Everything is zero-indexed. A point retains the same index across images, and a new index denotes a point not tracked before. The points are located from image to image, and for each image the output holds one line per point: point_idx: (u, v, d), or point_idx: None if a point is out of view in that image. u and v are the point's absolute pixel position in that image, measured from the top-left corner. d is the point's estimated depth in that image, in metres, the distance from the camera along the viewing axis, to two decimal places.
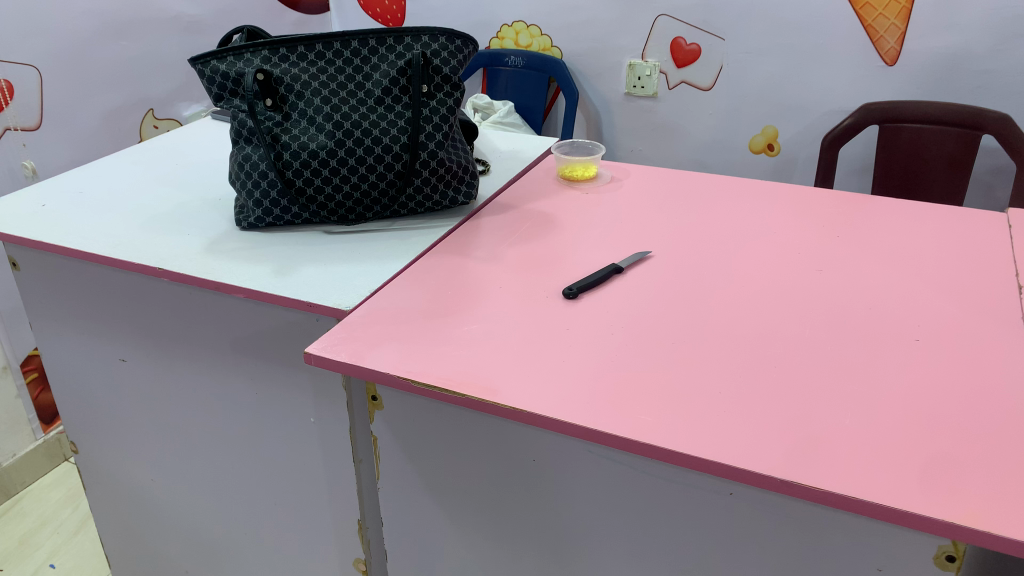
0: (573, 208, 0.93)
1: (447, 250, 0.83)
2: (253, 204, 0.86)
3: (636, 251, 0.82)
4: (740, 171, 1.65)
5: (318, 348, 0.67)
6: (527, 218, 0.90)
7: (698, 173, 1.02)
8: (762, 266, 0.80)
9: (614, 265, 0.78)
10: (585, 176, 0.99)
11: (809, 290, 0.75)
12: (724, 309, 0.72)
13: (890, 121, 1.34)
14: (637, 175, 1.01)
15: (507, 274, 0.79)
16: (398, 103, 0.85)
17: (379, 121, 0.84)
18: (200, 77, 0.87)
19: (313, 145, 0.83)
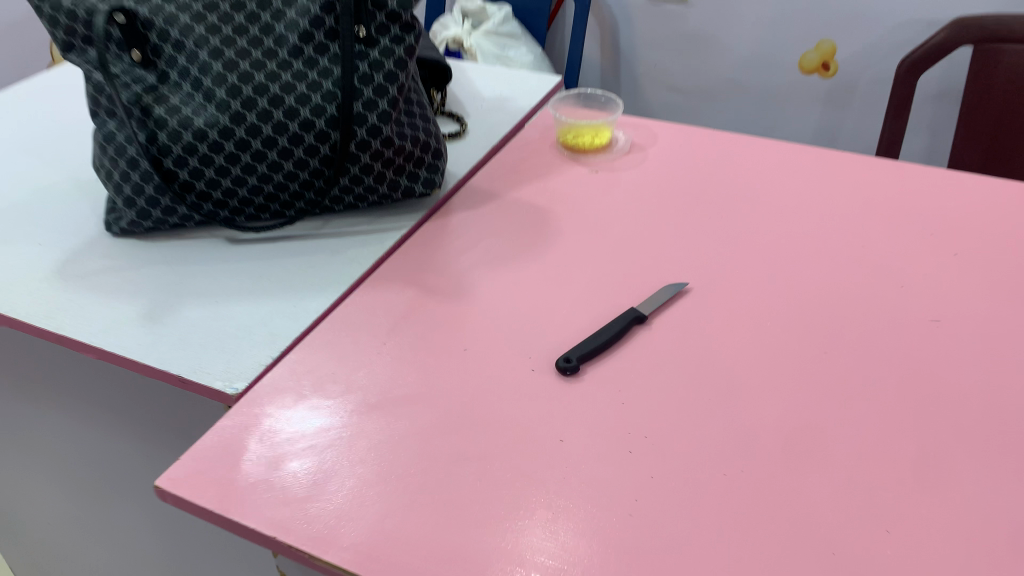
0: (576, 197, 0.67)
1: (394, 275, 0.59)
2: (123, 202, 0.61)
3: (665, 277, 0.57)
4: (785, 94, 1.37)
5: (179, 480, 0.44)
6: (511, 215, 0.65)
7: (750, 135, 0.75)
8: (848, 301, 0.55)
9: (632, 312, 0.53)
10: (596, 144, 0.73)
11: (923, 352, 0.50)
12: (796, 391, 0.48)
13: (991, 40, 1.04)
14: (665, 139, 0.74)
15: (476, 323, 0.54)
16: (324, 56, 0.58)
17: (294, 82, 0.58)
18: (41, 16, 0.59)
19: (200, 121, 0.57)
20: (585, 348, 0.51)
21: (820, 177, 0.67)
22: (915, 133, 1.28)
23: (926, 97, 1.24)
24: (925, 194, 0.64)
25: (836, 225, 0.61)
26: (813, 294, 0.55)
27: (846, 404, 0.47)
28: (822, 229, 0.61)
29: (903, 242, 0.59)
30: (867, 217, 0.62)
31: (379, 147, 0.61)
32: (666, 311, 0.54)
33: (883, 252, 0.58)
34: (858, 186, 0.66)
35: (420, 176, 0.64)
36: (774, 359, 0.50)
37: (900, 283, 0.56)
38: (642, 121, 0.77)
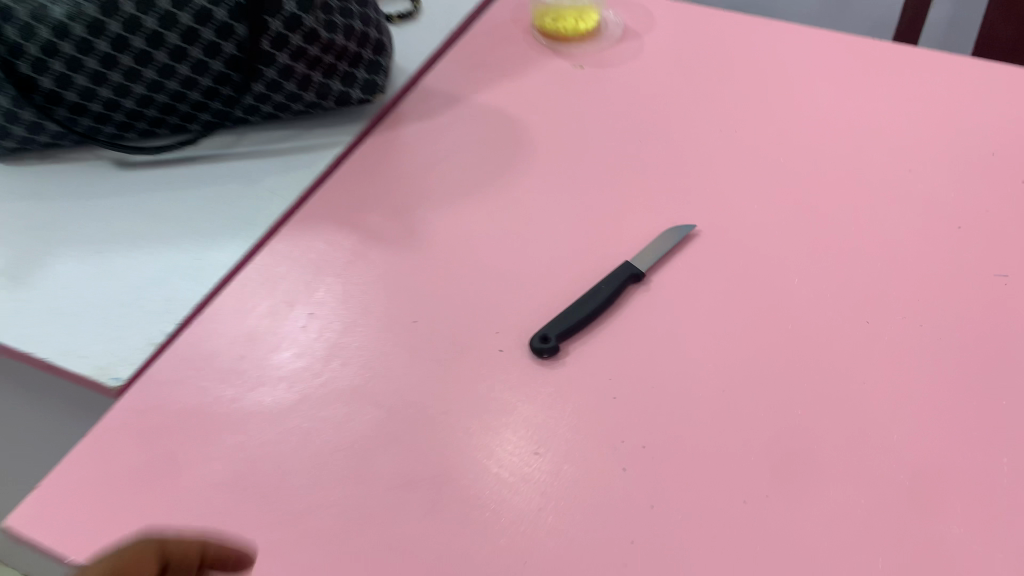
0: (556, 103, 0.54)
1: (330, 212, 0.46)
2: None
3: (665, 216, 0.46)
4: None
5: (37, 518, 0.34)
6: (475, 128, 0.52)
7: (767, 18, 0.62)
8: (895, 252, 0.44)
9: (628, 271, 0.42)
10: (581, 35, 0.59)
11: (990, 323, 0.40)
12: (837, 379, 0.38)
13: None
14: (664, 23, 0.60)
15: (431, 284, 0.42)
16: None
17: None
18: None
19: (59, 12, 0.43)
20: (565, 320, 0.40)
21: (857, 76, 0.54)
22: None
23: None
24: (985, 101, 0.52)
25: (878, 145, 0.50)
26: (852, 240, 0.44)
27: (897, 400, 0.37)
28: (859, 149, 0.49)
29: (960, 171, 0.48)
30: (917, 135, 0.50)
31: (302, 43, 0.47)
32: (669, 265, 0.43)
33: (937, 183, 0.47)
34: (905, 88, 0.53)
35: (358, 79, 0.50)
36: (805, 334, 0.40)
37: (956, 226, 0.45)
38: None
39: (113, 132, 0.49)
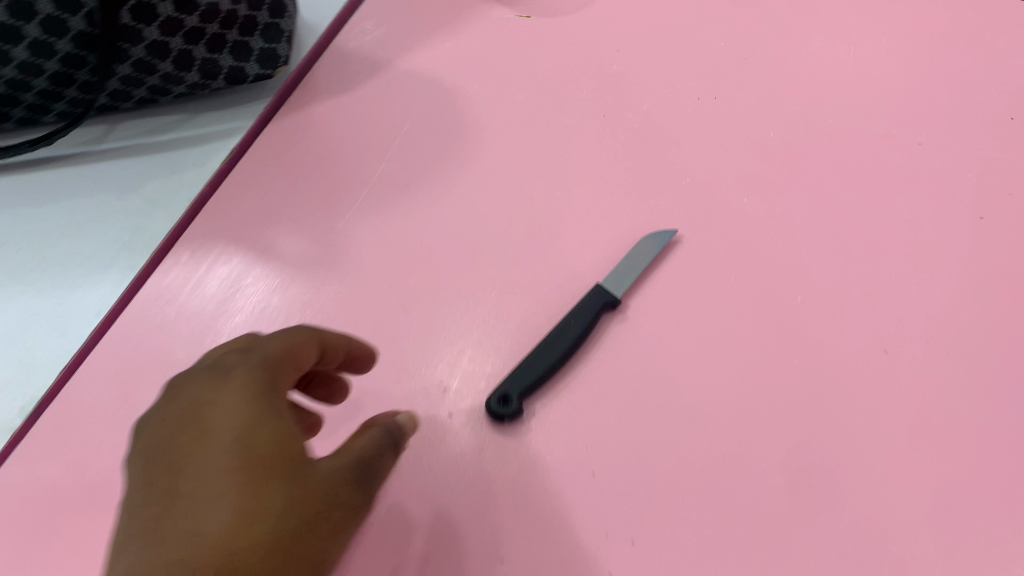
0: (500, 64, 0.44)
1: (230, 236, 0.38)
2: None
3: (642, 216, 0.38)
4: None
5: None
6: (401, 101, 0.43)
7: None
8: (909, 251, 0.37)
9: (603, 299, 0.35)
10: None
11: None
12: (855, 425, 0.32)
13: None
14: None
15: (360, 331, 0.35)
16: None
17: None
18: None
19: None
20: (525, 370, 0.33)
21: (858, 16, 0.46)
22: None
23: None
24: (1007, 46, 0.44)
25: (885, 106, 0.42)
26: (859, 239, 0.38)
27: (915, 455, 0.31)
28: (864, 117, 0.42)
29: (981, 141, 0.41)
30: (929, 92, 0.42)
31: (173, 13, 0.37)
32: (649, 285, 0.36)
33: (954, 159, 0.40)
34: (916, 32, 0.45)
35: (253, 53, 0.40)
36: (815, 367, 0.33)
37: (978, 215, 0.38)
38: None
39: None
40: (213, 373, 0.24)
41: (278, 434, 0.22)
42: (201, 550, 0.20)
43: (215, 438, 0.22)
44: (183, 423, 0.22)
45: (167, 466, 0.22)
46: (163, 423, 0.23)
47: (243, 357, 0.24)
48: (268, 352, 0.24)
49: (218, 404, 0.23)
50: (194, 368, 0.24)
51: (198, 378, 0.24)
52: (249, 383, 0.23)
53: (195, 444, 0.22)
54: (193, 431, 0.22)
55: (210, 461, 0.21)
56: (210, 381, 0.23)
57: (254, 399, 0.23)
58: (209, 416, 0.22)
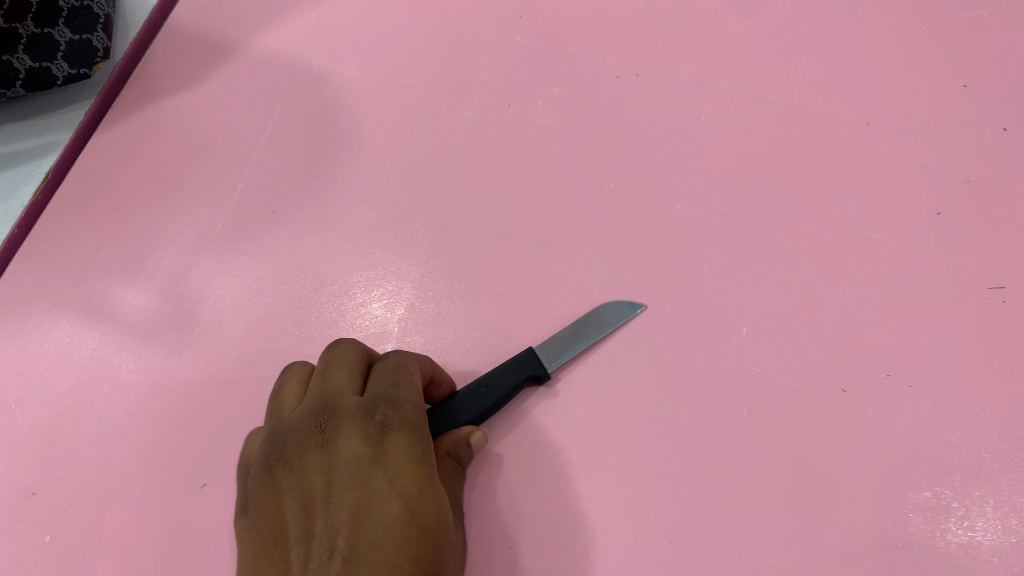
0: (377, 41, 0.36)
1: (54, 298, 0.31)
2: None
3: (572, 220, 0.33)
4: None
5: None
6: (258, 100, 0.35)
7: None
8: (886, 233, 0.31)
9: (528, 374, 0.28)
10: None
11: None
12: (828, 469, 0.28)
13: None
14: None
15: (224, 411, 0.29)
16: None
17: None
18: None
19: None
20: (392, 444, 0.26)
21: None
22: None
23: None
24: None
25: (845, 49, 0.35)
26: (824, 228, 0.32)
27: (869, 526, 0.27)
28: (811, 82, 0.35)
29: (964, 78, 0.34)
30: (900, 20, 0.36)
31: None
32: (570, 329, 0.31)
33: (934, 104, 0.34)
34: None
35: (59, 46, 0.32)
36: (777, 404, 0.29)
37: (966, 177, 0.32)
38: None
39: None
40: (370, 425, 0.22)
41: (437, 503, 0.21)
42: None
43: (375, 499, 0.21)
44: (336, 475, 0.22)
45: (327, 521, 0.21)
46: (310, 475, 0.22)
47: (397, 409, 0.23)
48: (416, 410, 0.23)
49: (378, 463, 0.22)
50: (335, 404, 0.23)
51: (346, 425, 0.23)
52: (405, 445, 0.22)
53: (354, 504, 0.21)
54: (352, 484, 0.21)
55: (381, 526, 0.20)
56: (364, 434, 0.22)
57: (416, 466, 0.22)
58: (368, 473, 0.21)
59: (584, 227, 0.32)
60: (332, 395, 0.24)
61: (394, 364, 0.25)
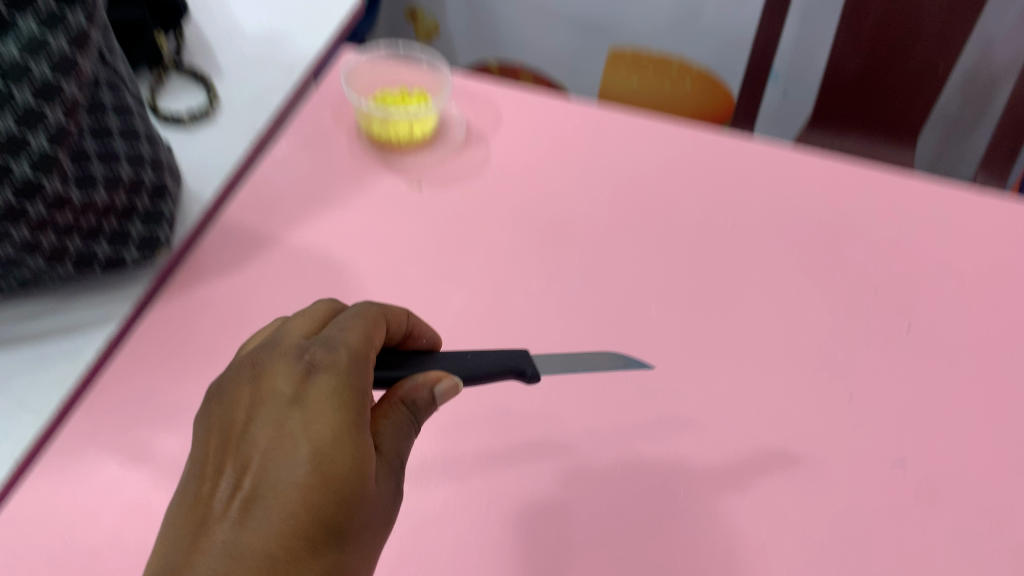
0: (390, 241, 0.45)
1: (106, 443, 0.37)
2: None
3: (528, 396, 0.41)
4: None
5: None
6: (289, 279, 0.43)
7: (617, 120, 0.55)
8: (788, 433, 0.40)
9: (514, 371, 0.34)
10: (412, 135, 0.52)
11: (890, 517, 0.38)
12: None
13: None
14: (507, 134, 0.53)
15: None
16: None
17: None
18: None
19: None
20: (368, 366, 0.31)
21: (723, 201, 0.50)
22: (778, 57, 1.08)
23: None
24: (853, 223, 0.50)
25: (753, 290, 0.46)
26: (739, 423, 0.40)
27: None
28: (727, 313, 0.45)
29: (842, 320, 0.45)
30: (795, 273, 0.47)
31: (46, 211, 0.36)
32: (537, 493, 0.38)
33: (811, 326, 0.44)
34: (770, 206, 0.50)
35: (132, 236, 0.41)
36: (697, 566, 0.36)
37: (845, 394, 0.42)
38: (480, 83, 0.56)
39: None
40: (300, 371, 0.27)
41: (349, 454, 0.26)
42: (254, 561, 0.23)
43: (291, 441, 0.25)
44: (262, 413, 0.26)
45: (248, 449, 0.26)
46: (246, 407, 0.27)
47: (333, 358, 0.28)
48: (349, 357, 0.28)
49: (301, 405, 0.26)
50: (278, 349, 0.28)
51: (278, 369, 0.27)
52: (330, 390, 0.27)
53: (269, 442, 0.25)
54: (270, 422, 0.26)
55: (291, 458, 0.25)
56: (294, 380, 0.27)
57: (333, 410, 0.26)
58: (286, 412, 0.26)
59: (538, 401, 0.41)
60: (278, 342, 0.29)
61: (342, 323, 0.29)
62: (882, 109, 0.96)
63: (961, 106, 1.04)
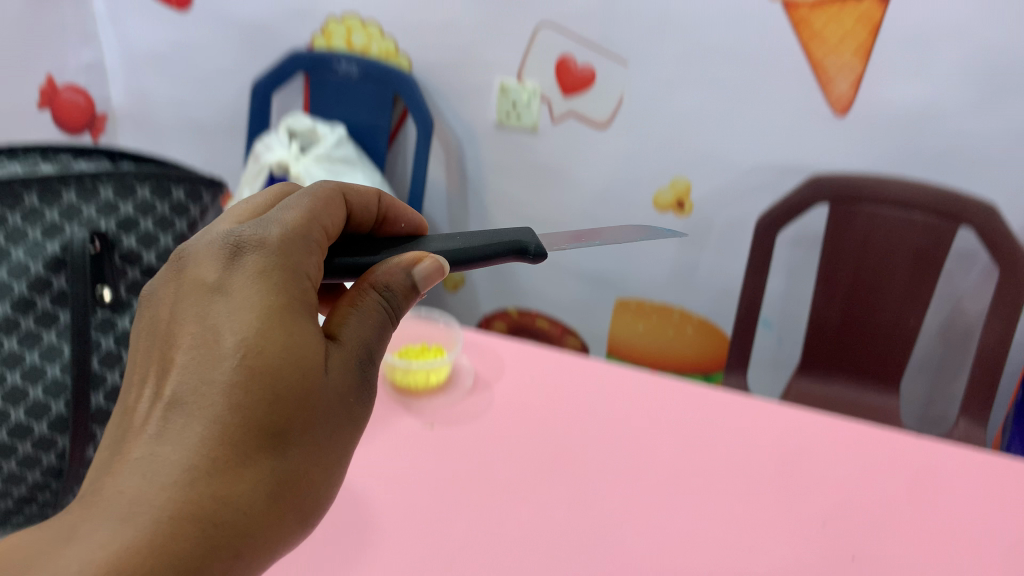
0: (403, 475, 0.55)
1: None
2: None
3: None
4: (646, 250, 1.23)
5: None
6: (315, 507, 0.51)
7: (596, 382, 0.66)
8: None
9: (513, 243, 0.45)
10: (427, 385, 0.64)
11: None
12: None
13: (845, 198, 1.00)
14: (502, 390, 0.65)
15: None
16: (37, 346, 0.54)
17: (17, 379, 0.53)
18: None
19: None
20: (360, 251, 0.43)
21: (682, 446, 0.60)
22: (768, 305, 1.18)
23: (780, 241, 1.12)
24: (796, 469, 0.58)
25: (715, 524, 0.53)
26: None
27: None
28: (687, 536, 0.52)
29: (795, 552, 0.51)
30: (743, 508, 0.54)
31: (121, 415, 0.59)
32: None
33: (757, 546, 0.51)
34: (721, 448, 0.60)
35: None
36: None
37: None
38: (484, 352, 0.69)
39: None
40: (230, 260, 0.36)
41: (276, 333, 0.34)
42: (195, 442, 0.31)
43: (218, 334, 0.33)
44: (195, 304, 0.35)
45: (181, 341, 0.34)
46: (183, 300, 0.35)
47: (259, 252, 0.36)
48: (277, 239, 0.36)
49: (229, 297, 0.35)
50: (209, 245, 0.37)
51: (211, 259, 0.36)
52: (256, 275, 0.35)
53: (200, 338, 0.34)
54: (203, 313, 0.34)
55: (218, 350, 0.33)
56: (224, 274, 0.35)
57: (258, 292, 0.35)
58: (215, 302, 0.35)
59: None
60: (212, 238, 0.37)
61: (275, 218, 0.38)
62: (864, 353, 1.05)
63: (942, 355, 1.13)
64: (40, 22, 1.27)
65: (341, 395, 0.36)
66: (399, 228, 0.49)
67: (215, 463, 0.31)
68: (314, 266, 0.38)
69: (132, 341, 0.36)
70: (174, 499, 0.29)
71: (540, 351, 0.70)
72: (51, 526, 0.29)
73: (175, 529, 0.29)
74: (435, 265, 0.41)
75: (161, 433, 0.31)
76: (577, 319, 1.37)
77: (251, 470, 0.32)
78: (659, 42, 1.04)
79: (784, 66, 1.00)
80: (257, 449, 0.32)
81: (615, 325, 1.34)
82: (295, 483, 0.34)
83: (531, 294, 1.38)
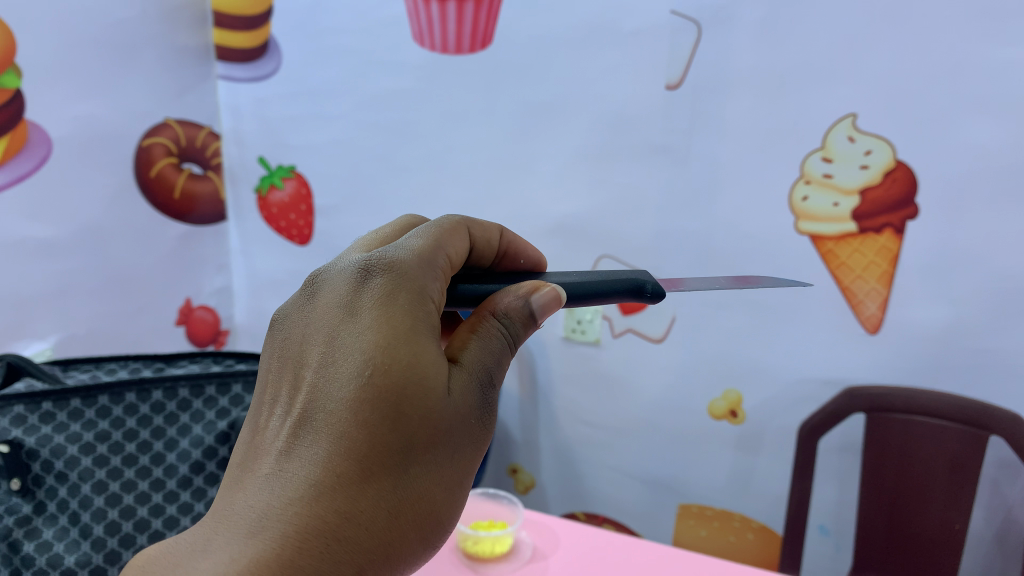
0: None
1: None
2: (37, 547, 0.80)
3: None
4: (701, 455, 1.31)
5: None
6: None
7: (638, 552, 0.77)
8: None
9: (629, 287, 0.59)
10: (492, 552, 0.76)
11: None
12: None
13: (879, 409, 1.09)
14: (553, 560, 0.77)
15: None
16: (214, 483, 0.92)
17: (200, 507, 0.91)
18: (19, 405, 0.81)
19: (138, 496, 0.87)
20: (482, 282, 0.57)
21: None
22: (820, 511, 1.21)
23: (826, 448, 1.18)
24: None
25: None
26: None
27: None
28: None
29: None
30: None
31: None
32: None
33: None
34: None
35: None
36: None
37: None
38: (544, 533, 0.83)
39: (103, 566, 0.83)
40: (363, 287, 0.48)
41: (402, 354, 0.45)
42: (333, 453, 0.43)
43: (352, 354, 0.45)
44: (336, 327, 0.47)
45: (319, 363, 0.46)
46: (326, 324, 0.48)
47: (386, 281, 0.48)
48: (401, 263, 0.49)
49: (359, 326, 0.47)
50: (347, 272, 0.49)
51: (349, 286, 0.49)
52: (385, 297, 0.47)
53: (335, 358, 0.46)
54: (339, 336, 0.47)
55: (353, 371, 0.45)
56: (358, 300, 0.48)
57: (385, 316, 0.47)
58: (351, 324, 0.47)
59: None
60: (347, 264, 0.50)
61: (404, 250, 0.50)
62: (914, 555, 1.11)
63: (1001, 567, 1.07)
64: (184, 255, 1.53)
65: (459, 414, 0.47)
66: (519, 261, 0.65)
67: (347, 469, 0.43)
68: (437, 289, 0.50)
69: (279, 360, 0.50)
70: (302, 511, 0.41)
71: (591, 530, 0.82)
72: (204, 534, 0.43)
73: (303, 534, 0.41)
74: (552, 294, 0.52)
75: (300, 448, 0.44)
76: (642, 524, 1.42)
77: (373, 479, 0.44)
78: (703, 271, 1.20)
79: (813, 294, 1.12)
80: (379, 463, 0.44)
81: (677, 530, 1.38)
82: (415, 494, 0.45)
83: (596, 497, 1.46)
